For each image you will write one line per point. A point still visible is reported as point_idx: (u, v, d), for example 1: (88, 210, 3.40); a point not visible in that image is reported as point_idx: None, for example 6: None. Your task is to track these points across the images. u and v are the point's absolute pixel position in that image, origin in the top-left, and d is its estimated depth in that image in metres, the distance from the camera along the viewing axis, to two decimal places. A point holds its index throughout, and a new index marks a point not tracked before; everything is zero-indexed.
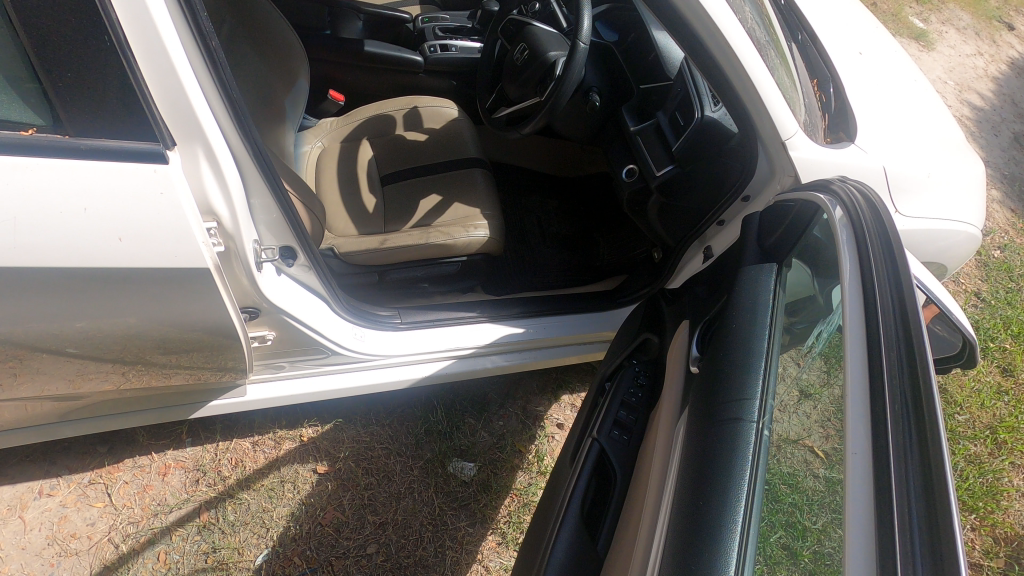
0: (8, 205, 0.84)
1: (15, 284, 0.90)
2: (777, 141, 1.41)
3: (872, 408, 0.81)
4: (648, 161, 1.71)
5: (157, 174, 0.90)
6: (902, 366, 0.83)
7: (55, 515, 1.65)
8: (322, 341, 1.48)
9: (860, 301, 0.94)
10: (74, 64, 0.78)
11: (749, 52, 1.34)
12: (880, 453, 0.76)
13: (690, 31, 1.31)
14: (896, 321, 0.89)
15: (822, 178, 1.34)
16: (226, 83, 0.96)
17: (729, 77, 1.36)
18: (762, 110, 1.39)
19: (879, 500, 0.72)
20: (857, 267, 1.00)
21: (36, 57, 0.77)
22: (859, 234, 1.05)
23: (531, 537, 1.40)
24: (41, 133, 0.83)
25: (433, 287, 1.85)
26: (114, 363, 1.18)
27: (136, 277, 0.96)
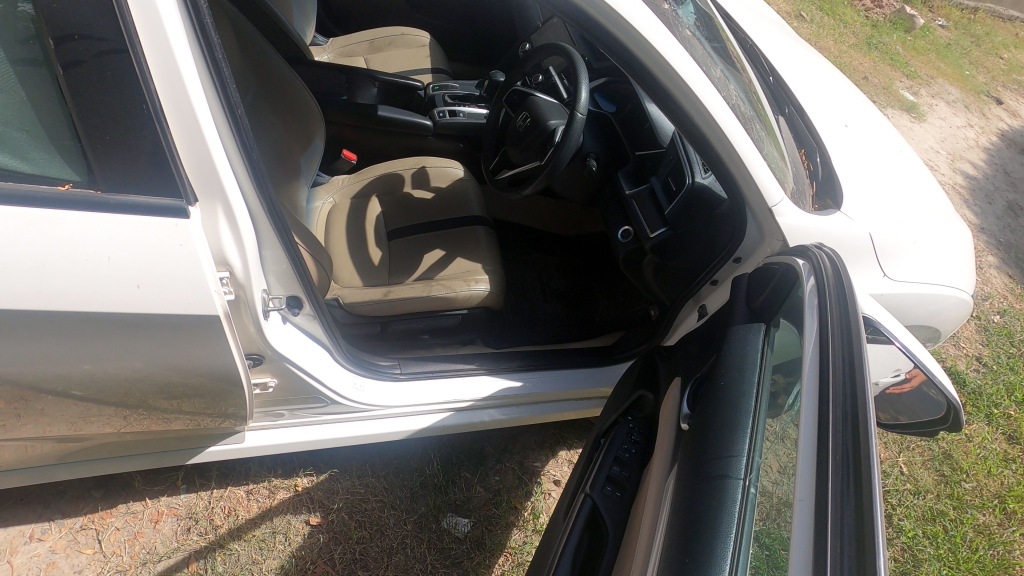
0: (38, 253, 0.90)
1: (35, 327, 0.95)
2: (764, 207, 1.49)
3: (817, 459, 0.85)
4: (643, 222, 1.78)
5: (178, 229, 0.96)
6: (845, 421, 0.88)
7: (43, 561, 1.63)
8: (323, 390, 1.51)
9: (816, 361, 1.00)
10: (113, 129, 0.86)
11: (735, 125, 1.43)
12: (821, 504, 0.79)
13: (678, 105, 1.42)
14: (845, 378, 0.94)
15: (801, 245, 1.41)
16: (247, 147, 1.05)
17: (716, 147, 1.45)
18: (748, 178, 1.47)
19: (817, 545, 0.76)
20: (818, 327, 1.06)
21: (80, 122, 0.86)
22: (822, 298, 1.12)
23: None
24: (76, 188, 0.90)
25: (434, 339, 1.89)
26: (118, 406, 1.21)
27: (149, 322, 1.01)
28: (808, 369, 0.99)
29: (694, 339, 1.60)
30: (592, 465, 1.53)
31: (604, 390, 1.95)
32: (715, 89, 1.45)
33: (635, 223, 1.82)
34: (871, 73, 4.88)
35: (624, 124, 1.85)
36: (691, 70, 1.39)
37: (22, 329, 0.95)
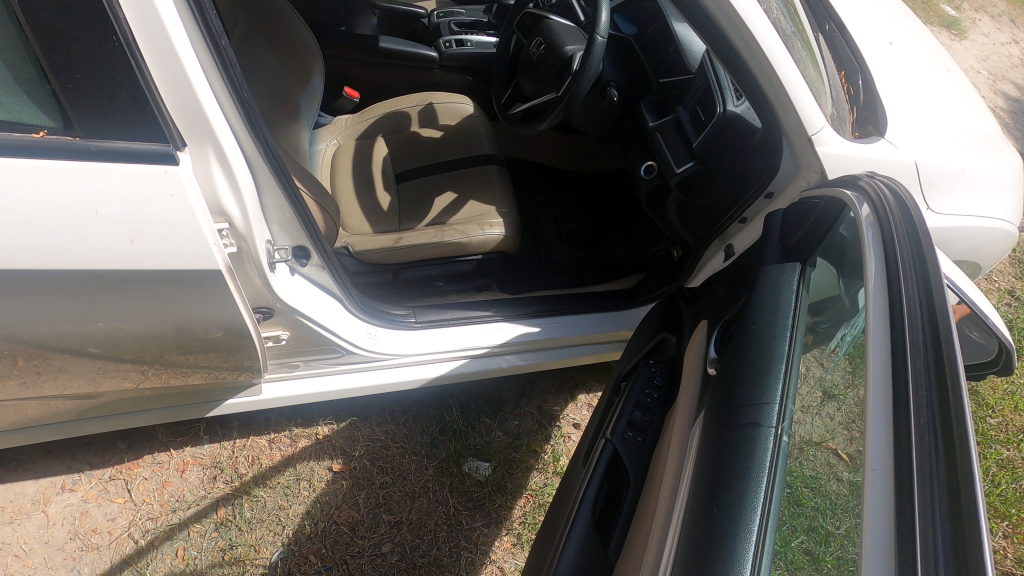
0: (24, 207, 0.83)
1: (35, 287, 0.90)
2: (803, 136, 1.36)
3: (896, 424, 0.77)
4: (668, 157, 1.66)
5: (168, 176, 0.88)
6: (928, 377, 0.79)
7: (77, 511, 1.67)
8: (337, 341, 1.47)
9: (886, 308, 0.90)
10: (82, 65, 0.77)
11: (774, 44, 1.29)
12: (903, 470, 0.72)
13: (711, 22, 1.27)
14: (923, 330, 0.86)
15: (849, 174, 1.29)
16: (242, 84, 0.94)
17: (752, 70, 1.32)
18: (787, 105, 1.34)
19: (903, 517, 0.69)
20: (884, 267, 0.96)
21: (45, 59, 0.76)
22: (885, 235, 1.02)
23: (541, 538, 1.39)
24: (52, 135, 0.82)
25: (448, 285, 1.84)
26: (134, 363, 1.18)
27: (148, 279, 0.95)
28: (874, 316, 0.90)
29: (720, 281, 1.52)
30: (613, 409, 1.50)
31: (626, 334, 1.90)
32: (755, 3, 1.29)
33: (659, 158, 1.70)
34: None
35: (647, 49, 1.70)
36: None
37: (20, 289, 0.90)
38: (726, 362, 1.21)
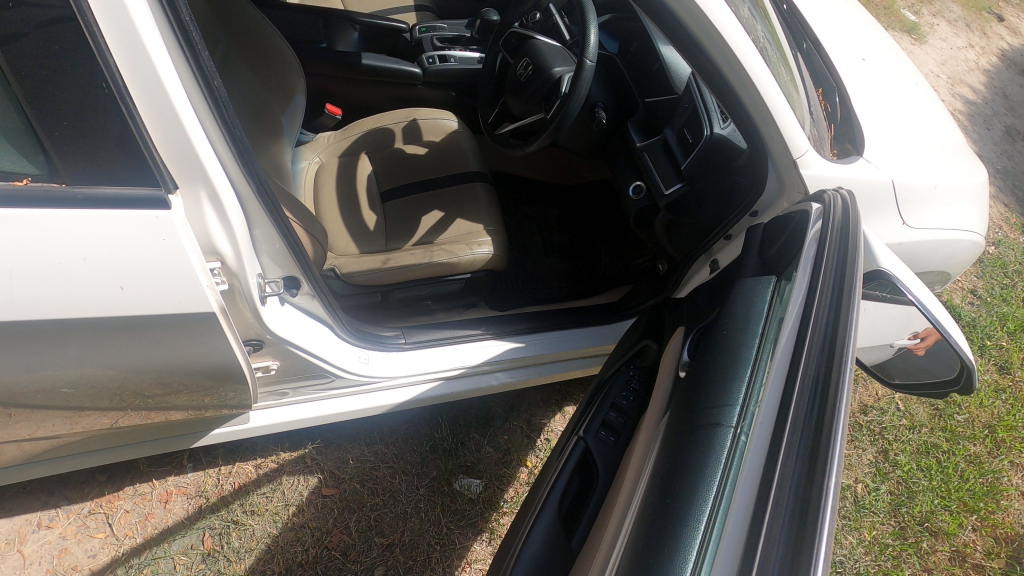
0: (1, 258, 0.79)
1: (13, 335, 0.86)
2: (788, 158, 1.40)
3: (777, 426, 0.84)
4: (656, 177, 1.68)
5: (159, 221, 0.85)
6: (816, 391, 0.88)
7: (55, 548, 1.61)
8: (327, 367, 1.43)
9: (796, 330, 0.99)
10: (70, 112, 0.74)
11: (760, 70, 1.32)
12: (772, 463, 0.79)
13: (699, 48, 1.29)
14: (821, 353, 0.94)
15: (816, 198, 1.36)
16: (224, 113, 0.90)
17: (739, 95, 1.34)
18: (772, 128, 1.37)
19: (760, 500, 0.75)
20: (805, 297, 1.05)
21: (30, 107, 0.73)
22: (816, 264, 1.11)
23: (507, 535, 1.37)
24: (36, 182, 0.78)
25: (436, 304, 1.81)
26: (116, 403, 1.13)
27: (132, 324, 0.91)
28: (785, 334, 1.00)
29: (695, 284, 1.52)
30: (591, 408, 1.51)
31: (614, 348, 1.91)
32: (744, 32, 1.31)
33: (648, 178, 1.72)
34: None
35: (632, 68, 1.71)
36: (717, 11, 1.26)
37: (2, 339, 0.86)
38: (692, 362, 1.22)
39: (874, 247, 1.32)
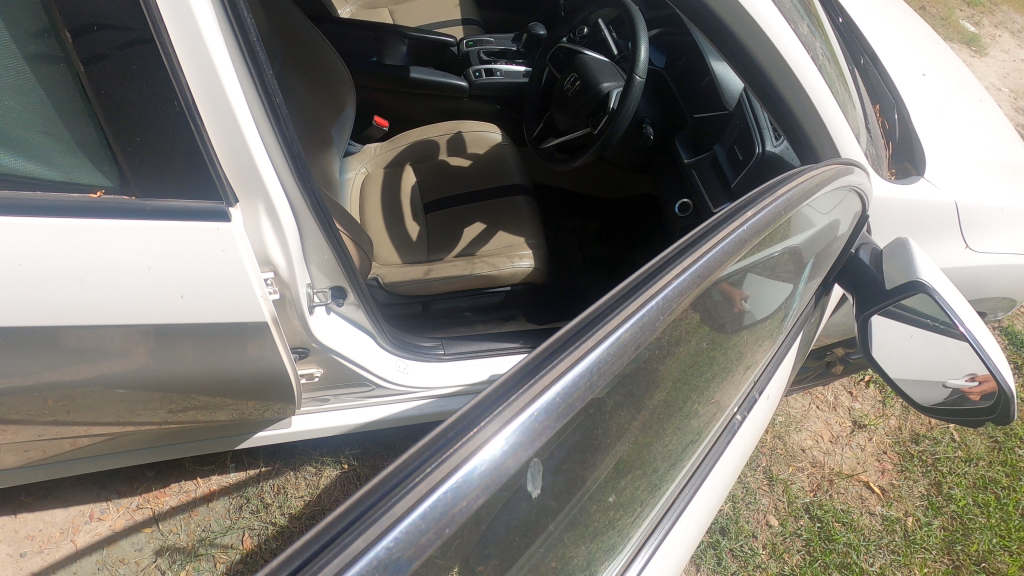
0: (65, 264, 0.82)
1: (79, 337, 0.89)
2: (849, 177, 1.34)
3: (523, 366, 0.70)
4: (704, 195, 1.64)
5: (220, 232, 0.88)
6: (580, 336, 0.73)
7: (102, 541, 1.66)
8: (367, 375, 1.43)
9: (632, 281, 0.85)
10: (144, 128, 0.78)
11: (820, 87, 1.28)
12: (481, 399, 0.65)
13: (756, 64, 1.25)
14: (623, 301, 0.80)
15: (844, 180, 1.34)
16: (295, 154, 0.95)
17: (796, 112, 1.30)
18: (831, 145, 1.32)
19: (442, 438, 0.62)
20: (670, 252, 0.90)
21: (106, 122, 0.77)
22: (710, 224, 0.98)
23: None
24: (109, 194, 0.82)
25: (476, 316, 1.77)
26: (169, 405, 1.16)
27: (185, 330, 0.94)
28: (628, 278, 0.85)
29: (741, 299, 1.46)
30: None
31: None
32: (804, 49, 1.29)
33: (696, 196, 1.68)
34: (929, 2, 4.50)
35: (681, 83, 1.70)
36: (776, 26, 1.23)
37: (65, 343, 0.89)
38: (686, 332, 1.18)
39: (919, 262, 1.30)
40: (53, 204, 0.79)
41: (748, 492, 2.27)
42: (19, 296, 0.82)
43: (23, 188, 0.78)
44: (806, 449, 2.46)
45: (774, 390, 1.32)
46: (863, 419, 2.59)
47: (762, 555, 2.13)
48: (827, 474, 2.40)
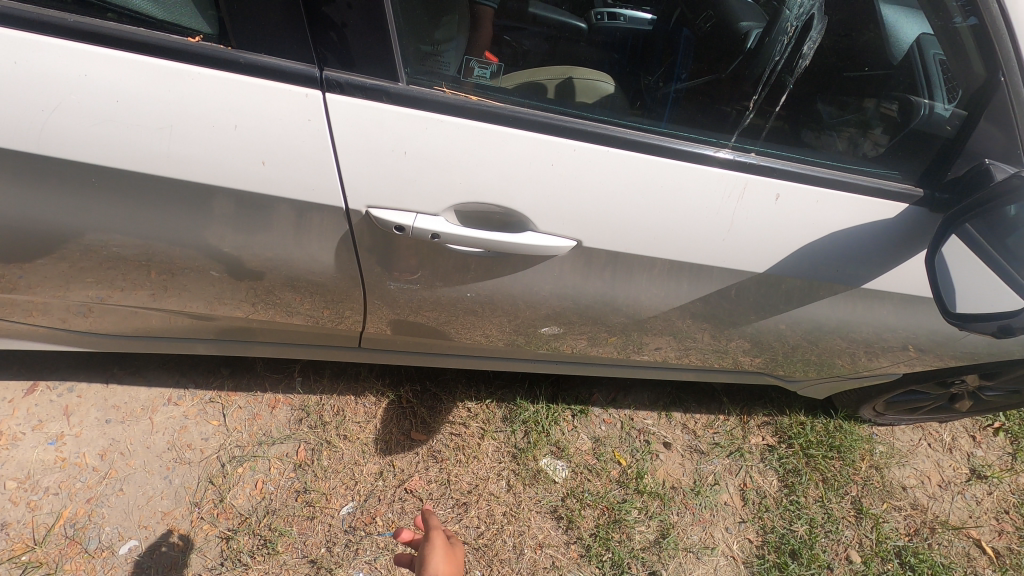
0: (136, 111, 0.93)
1: (159, 185, 1.00)
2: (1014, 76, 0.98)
3: None
4: (863, 140, 1.08)
5: (308, 99, 0.94)
6: None
7: (177, 424, 1.74)
8: (476, 243, 1.05)
9: None
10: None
11: None
12: None
13: None
14: None
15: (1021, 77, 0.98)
16: None
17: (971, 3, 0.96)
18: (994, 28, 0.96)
19: None
20: None
21: None
22: None
23: (493, 236, 1.05)
24: (205, 40, 0.92)
25: (653, 297, 1.21)
26: (259, 287, 1.25)
27: (226, 194, 1.00)
28: None
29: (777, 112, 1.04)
30: None
31: (738, 357, 1.72)
32: None
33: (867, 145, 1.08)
34: None
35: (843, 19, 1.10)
36: None
37: (147, 189, 1.00)
38: (709, 90, 1.04)
39: None
40: (133, 43, 0.91)
41: (830, 520, 2.01)
42: (132, 148, 0.95)
43: (122, 22, 0.91)
44: (907, 487, 2.15)
45: (793, 201, 1.06)
46: (985, 470, 2.25)
47: None
48: (929, 520, 2.09)
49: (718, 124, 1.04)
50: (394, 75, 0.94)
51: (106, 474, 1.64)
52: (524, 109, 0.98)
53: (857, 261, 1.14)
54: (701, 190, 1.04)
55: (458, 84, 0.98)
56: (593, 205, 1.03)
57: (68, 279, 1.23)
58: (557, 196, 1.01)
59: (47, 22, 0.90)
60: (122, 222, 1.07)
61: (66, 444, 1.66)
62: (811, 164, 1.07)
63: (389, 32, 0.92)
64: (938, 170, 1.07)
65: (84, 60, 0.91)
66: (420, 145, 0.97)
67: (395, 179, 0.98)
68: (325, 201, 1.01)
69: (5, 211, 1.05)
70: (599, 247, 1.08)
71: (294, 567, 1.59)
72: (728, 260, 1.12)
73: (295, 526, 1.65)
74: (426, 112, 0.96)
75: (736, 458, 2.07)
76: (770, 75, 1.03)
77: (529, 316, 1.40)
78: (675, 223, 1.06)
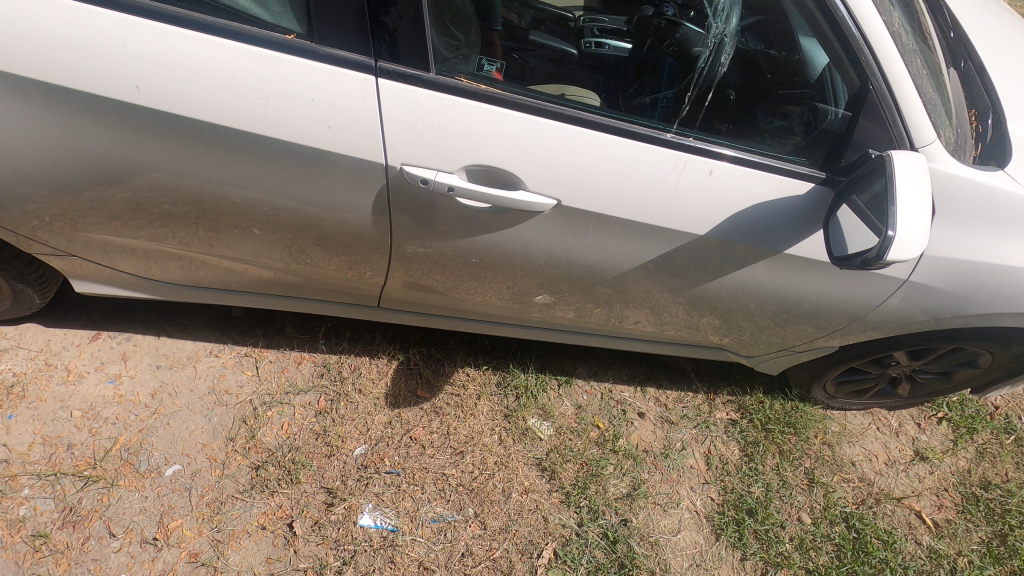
0: (241, 86, 1.27)
1: (247, 144, 1.33)
2: (883, 90, 1.33)
3: None
4: (774, 131, 1.42)
5: (364, 82, 1.28)
6: None
7: (216, 372, 2.02)
8: (480, 196, 1.36)
9: None
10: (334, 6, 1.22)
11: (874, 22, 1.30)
12: None
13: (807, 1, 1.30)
14: None
15: (888, 89, 1.33)
16: None
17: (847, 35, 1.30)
18: (865, 54, 1.31)
19: None
20: None
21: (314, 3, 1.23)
22: None
23: (493, 192, 1.36)
24: (296, 37, 1.26)
25: (619, 255, 1.53)
26: (305, 240, 1.56)
27: (298, 151, 1.33)
28: None
29: (713, 107, 1.38)
30: None
31: (709, 334, 1.94)
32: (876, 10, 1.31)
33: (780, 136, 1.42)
34: None
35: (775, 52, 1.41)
36: None
37: (238, 146, 1.33)
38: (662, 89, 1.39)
39: (915, 164, 1.23)
40: (247, 36, 1.26)
41: (784, 485, 2.26)
42: (233, 113, 1.29)
43: (239, 22, 1.25)
44: (856, 463, 2.42)
45: (723, 175, 1.40)
46: (927, 452, 2.51)
47: (786, 544, 2.11)
48: (874, 492, 2.34)
49: (668, 115, 1.38)
50: (428, 67, 1.28)
51: (155, 410, 1.91)
52: (522, 97, 1.33)
53: (777, 227, 1.46)
54: (652, 163, 1.37)
55: (474, 76, 1.32)
56: (571, 171, 1.35)
57: (156, 227, 1.54)
58: (543, 162, 1.34)
59: (184, 21, 1.25)
60: (212, 175, 1.39)
61: (123, 383, 1.94)
62: (737, 148, 1.41)
63: (427, 37, 1.26)
64: (833, 157, 1.41)
65: (208, 48, 1.25)
66: (443, 119, 1.30)
67: (422, 144, 1.31)
68: (368, 161, 1.34)
69: (125, 162, 1.37)
70: (574, 206, 1.40)
71: (313, 494, 1.86)
72: (674, 221, 1.44)
73: (315, 461, 1.92)
74: (449, 96, 1.30)
75: (702, 429, 2.34)
76: (699, 76, 1.38)
77: (525, 283, 1.68)
78: (633, 189, 1.39)
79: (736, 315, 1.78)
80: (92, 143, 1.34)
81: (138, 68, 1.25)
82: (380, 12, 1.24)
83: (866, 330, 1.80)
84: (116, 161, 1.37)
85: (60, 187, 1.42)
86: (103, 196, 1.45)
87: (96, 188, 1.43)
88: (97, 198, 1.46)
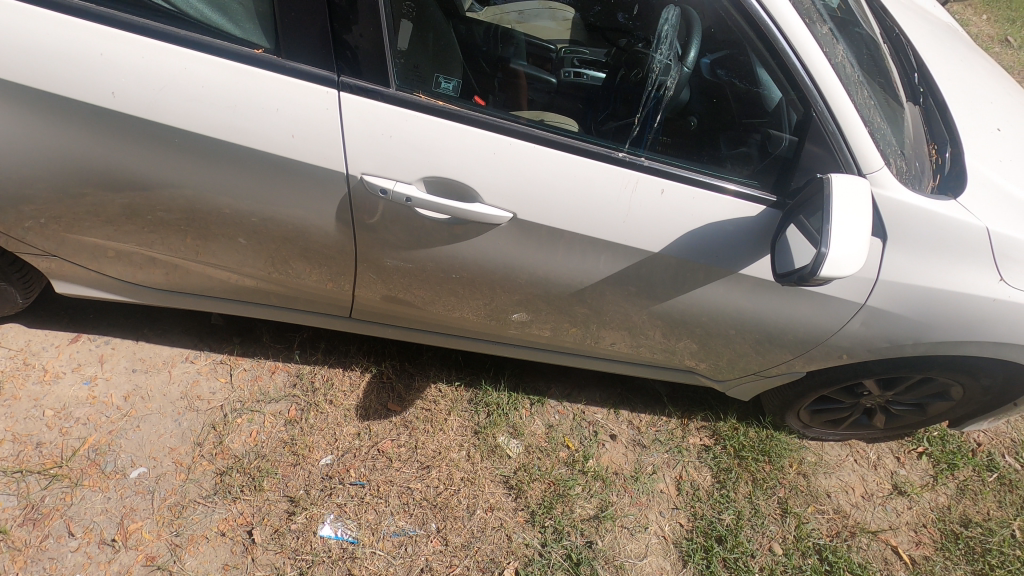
0: (212, 96, 1.34)
1: (217, 151, 1.40)
2: (827, 117, 1.39)
3: None
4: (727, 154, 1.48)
5: (328, 95, 1.35)
6: None
7: (190, 378, 2.06)
8: (439, 207, 1.42)
9: None
10: (300, 25, 1.31)
11: (817, 55, 1.36)
12: None
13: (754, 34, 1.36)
14: None
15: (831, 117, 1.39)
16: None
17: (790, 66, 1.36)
18: (808, 84, 1.37)
19: None
20: None
21: (282, 21, 1.31)
22: None
23: (451, 203, 1.42)
24: (265, 53, 1.34)
25: (588, 273, 1.58)
26: (277, 248, 1.61)
27: (265, 159, 1.40)
28: None
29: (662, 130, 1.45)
30: None
31: (677, 356, 1.95)
32: (818, 43, 1.37)
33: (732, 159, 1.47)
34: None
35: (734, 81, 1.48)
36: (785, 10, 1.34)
37: (209, 152, 1.40)
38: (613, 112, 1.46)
39: (857, 187, 1.27)
40: (222, 51, 1.34)
41: (756, 514, 2.23)
42: (204, 121, 1.36)
43: (213, 38, 1.34)
44: (831, 494, 2.38)
45: (674, 194, 1.45)
46: (905, 486, 2.47)
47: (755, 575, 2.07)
48: (849, 524, 2.31)
49: (619, 135, 1.44)
50: (387, 83, 1.35)
51: (127, 413, 1.94)
52: (478, 113, 1.39)
53: (730, 245, 1.50)
54: (605, 181, 1.43)
55: (433, 94, 1.39)
56: (525, 185, 1.41)
57: (132, 231, 1.60)
58: (498, 176, 1.40)
59: (162, 35, 1.33)
60: (185, 180, 1.46)
61: (98, 385, 1.97)
62: (687, 168, 1.46)
63: (387, 56, 1.33)
64: (783, 179, 1.47)
65: (183, 60, 1.33)
66: (402, 133, 1.37)
67: (382, 156, 1.38)
68: (331, 170, 1.40)
69: (103, 166, 1.44)
70: (532, 220, 1.45)
71: (275, 503, 1.86)
72: (629, 238, 1.48)
73: (281, 469, 1.93)
74: (408, 110, 1.37)
75: (675, 453, 2.33)
76: (648, 98, 1.46)
77: (503, 300, 1.72)
78: (587, 204, 1.44)
79: (715, 340, 1.81)
80: (74, 147, 1.41)
81: (117, 77, 1.33)
82: (343, 31, 1.32)
83: (831, 354, 1.82)
84: (97, 165, 1.44)
85: (43, 189, 1.50)
86: (83, 199, 1.52)
87: (77, 191, 1.50)
88: (79, 202, 1.53)
